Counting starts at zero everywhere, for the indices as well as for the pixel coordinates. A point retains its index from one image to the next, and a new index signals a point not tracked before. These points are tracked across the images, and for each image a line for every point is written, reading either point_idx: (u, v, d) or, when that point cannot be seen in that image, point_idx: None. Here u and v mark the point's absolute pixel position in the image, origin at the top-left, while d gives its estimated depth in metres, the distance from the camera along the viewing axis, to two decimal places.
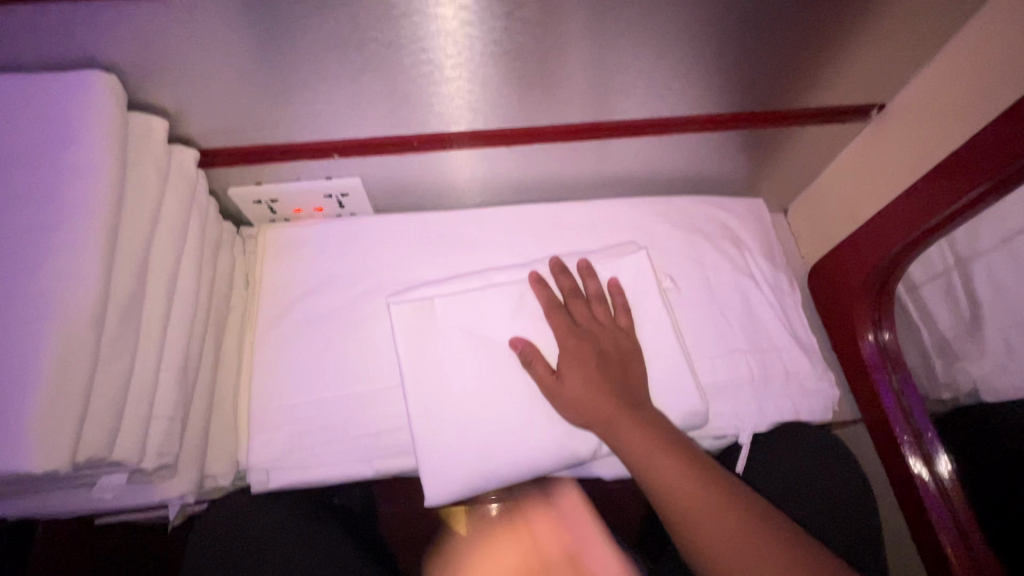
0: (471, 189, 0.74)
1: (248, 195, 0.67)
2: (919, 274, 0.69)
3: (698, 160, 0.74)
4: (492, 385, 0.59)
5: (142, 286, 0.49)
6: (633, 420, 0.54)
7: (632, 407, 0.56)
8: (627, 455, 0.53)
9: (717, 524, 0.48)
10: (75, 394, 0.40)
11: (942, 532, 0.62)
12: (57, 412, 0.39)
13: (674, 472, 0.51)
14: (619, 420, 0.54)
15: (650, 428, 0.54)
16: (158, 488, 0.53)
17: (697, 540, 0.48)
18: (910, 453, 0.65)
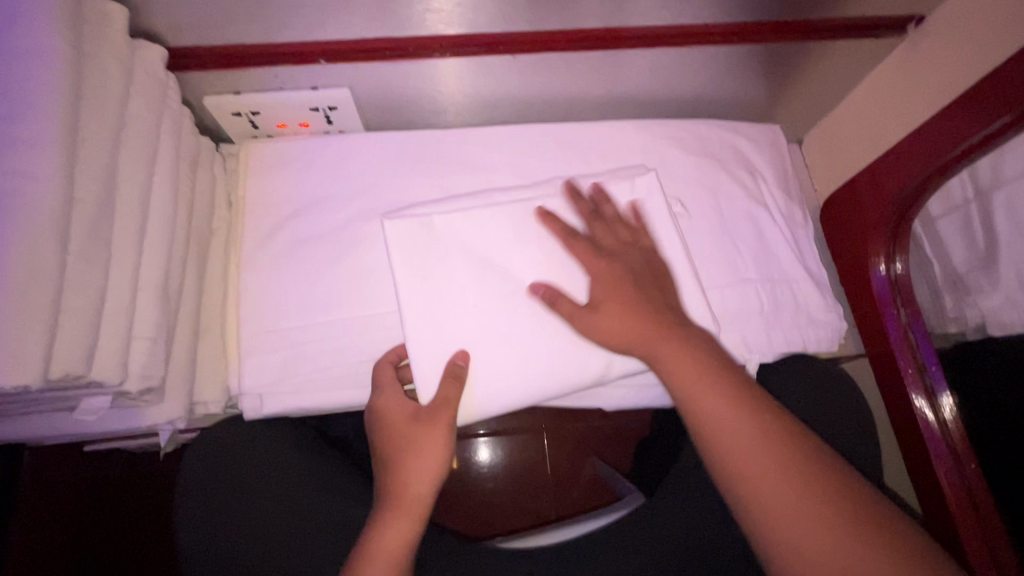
0: (468, 106, 0.68)
1: (225, 106, 0.60)
2: (936, 207, 0.64)
3: (714, 79, 0.69)
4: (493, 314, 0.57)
5: (110, 196, 0.44)
6: (677, 342, 0.52)
7: (645, 316, 0.53)
8: (668, 379, 0.51)
9: (756, 452, 0.47)
10: (43, 307, 0.37)
11: (942, 473, 0.63)
12: (24, 325, 0.36)
13: (700, 391, 0.50)
14: (661, 343, 0.52)
15: (692, 351, 0.52)
16: (145, 412, 0.51)
17: (730, 464, 0.47)
18: (914, 391, 0.66)
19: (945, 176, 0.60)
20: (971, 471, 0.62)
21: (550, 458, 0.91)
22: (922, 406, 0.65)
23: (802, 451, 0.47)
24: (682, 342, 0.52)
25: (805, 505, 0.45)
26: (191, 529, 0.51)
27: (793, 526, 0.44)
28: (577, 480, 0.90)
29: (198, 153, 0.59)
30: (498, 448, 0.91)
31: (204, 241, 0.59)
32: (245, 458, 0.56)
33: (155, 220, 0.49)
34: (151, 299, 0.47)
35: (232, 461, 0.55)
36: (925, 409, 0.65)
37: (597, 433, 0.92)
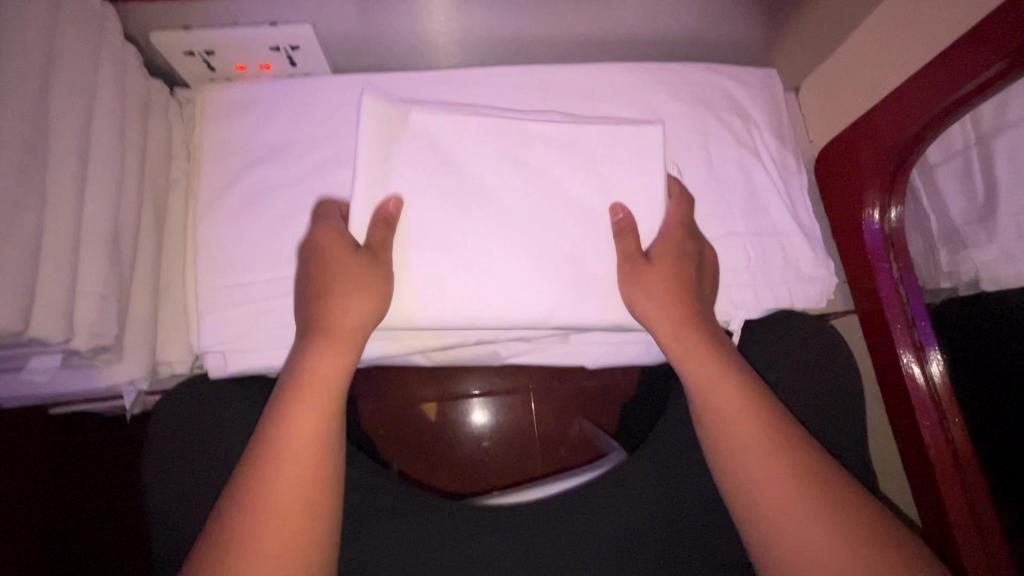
0: (445, 47, 0.63)
1: (175, 44, 0.55)
2: (935, 154, 0.61)
3: (710, 19, 0.64)
4: (471, 269, 0.55)
5: (41, 141, 0.40)
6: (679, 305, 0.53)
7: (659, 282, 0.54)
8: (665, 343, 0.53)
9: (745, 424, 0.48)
10: None
11: (925, 427, 0.64)
12: None
13: (702, 357, 0.51)
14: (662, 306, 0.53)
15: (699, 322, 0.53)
16: (103, 373, 0.49)
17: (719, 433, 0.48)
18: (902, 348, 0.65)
19: (947, 122, 0.57)
20: (954, 426, 0.62)
21: (536, 417, 0.91)
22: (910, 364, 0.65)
23: (783, 417, 0.48)
24: (681, 302, 0.53)
25: (770, 466, 0.45)
26: (160, 500, 0.50)
27: (761, 485, 0.45)
28: (564, 439, 0.90)
29: (147, 98, 0.55)
30: (485, 407, 0.90)
31: (160, 193, 0.55)
32: (200, 419, 0.53)
33: (97, 167, 0.45)
34: (97, 252, 0.44)
35: (187, 423, 0.53)
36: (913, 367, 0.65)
37: (585, 393, 0.91)
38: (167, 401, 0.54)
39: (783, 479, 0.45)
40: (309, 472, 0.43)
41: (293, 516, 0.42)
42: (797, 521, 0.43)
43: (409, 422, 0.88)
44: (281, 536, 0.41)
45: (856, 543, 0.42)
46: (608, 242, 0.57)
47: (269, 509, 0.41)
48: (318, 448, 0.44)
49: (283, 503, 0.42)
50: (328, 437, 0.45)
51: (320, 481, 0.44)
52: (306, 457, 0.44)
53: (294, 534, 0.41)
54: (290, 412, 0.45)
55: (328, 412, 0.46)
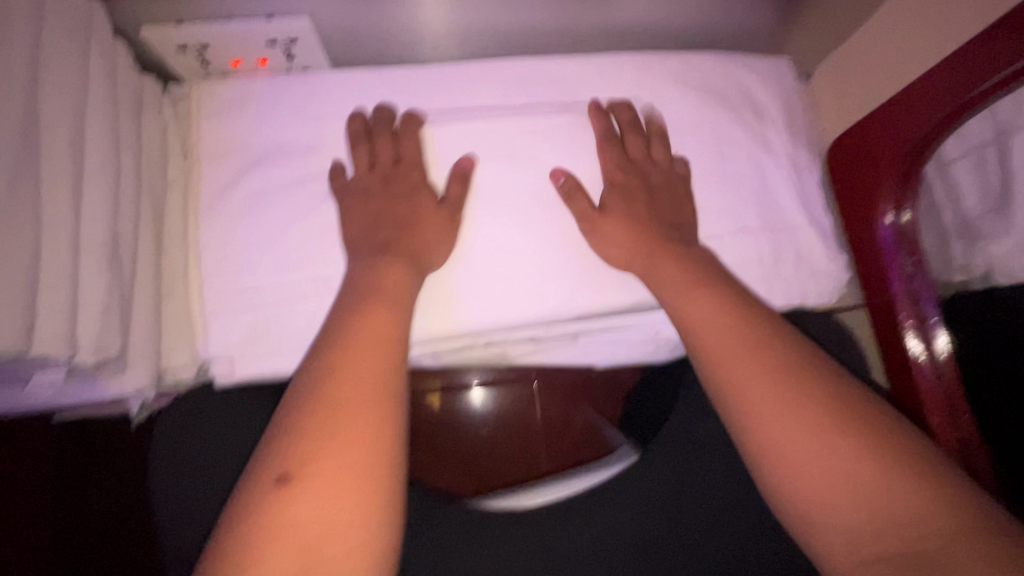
0: (445, 38, 0.60)
1: (167, 39, 0.53)
2: (954, 149, 0.60)
3: (721, 5, 0.61)
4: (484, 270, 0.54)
5: (33, 150, 0.38)
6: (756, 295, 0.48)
7: None
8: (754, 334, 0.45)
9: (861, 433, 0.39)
10: None
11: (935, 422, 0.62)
12: None
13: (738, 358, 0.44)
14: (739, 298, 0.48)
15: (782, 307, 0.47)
16: (110, 383, 0.48)
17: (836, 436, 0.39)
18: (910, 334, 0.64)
19: (966, 117, 0.56)
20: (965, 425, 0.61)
21: None
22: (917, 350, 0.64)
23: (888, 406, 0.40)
24: None
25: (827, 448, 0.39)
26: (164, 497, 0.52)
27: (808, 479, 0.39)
28: None
29: (139, 94, 0.52)
30: None
31: (158, 194, 0.54)
32: (188, 418, 0.54)
33: (93, 175, 0.43)
34: (99, 262, 0.42)
35: (178, 423, 0.54)
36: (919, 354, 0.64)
37: None
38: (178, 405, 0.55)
39: (827, 464, 0.38)
40: (372, 412, 0.38)
41: (357, 459, 0.35)
42: (845, 510, 0.37)
43: None
44: (343, 478, 0.35)
45: (937, 535, 0.34)
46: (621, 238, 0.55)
47: (328, 444, 0.36)
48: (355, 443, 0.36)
49: (346, 440, 0.36)
50: (391, 377, 0.40)
51: (381, 421, 0.38)
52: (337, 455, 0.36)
53: (359, 476, 0.35)
54: (348, 351, 0.40)
55: (387, 353, 0.41)
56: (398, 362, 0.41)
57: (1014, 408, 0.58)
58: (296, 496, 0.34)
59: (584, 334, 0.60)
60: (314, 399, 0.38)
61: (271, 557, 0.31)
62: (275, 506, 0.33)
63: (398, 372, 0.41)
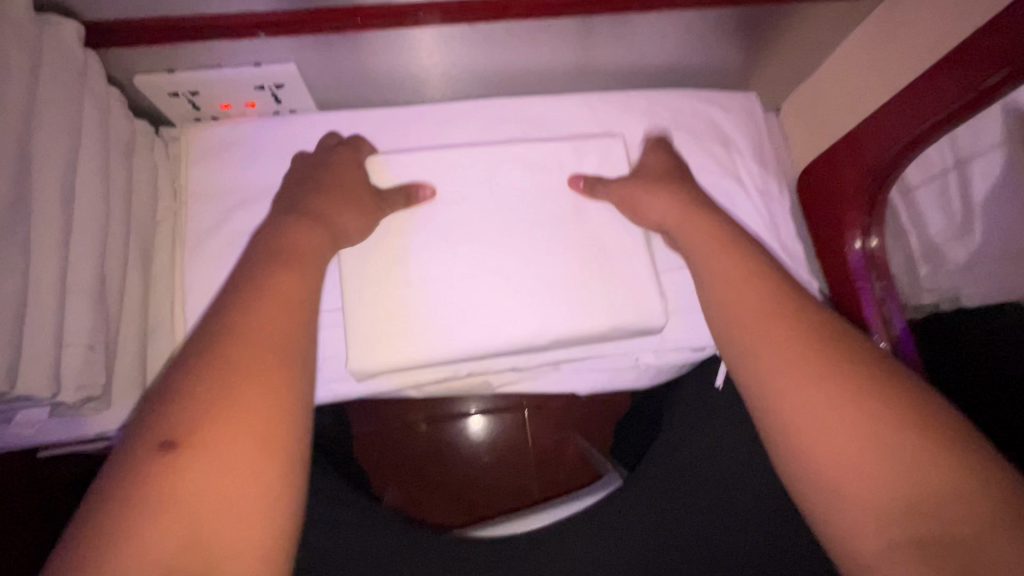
0: (428, 81, 0.63)
1: (159, 85, 0.55)
2: (915, 176, 0.62)
3: (689, 46, 0.65)
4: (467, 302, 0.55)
5: (23, 192, 0.40)
6: None
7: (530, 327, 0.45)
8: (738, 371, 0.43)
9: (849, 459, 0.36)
10: None
11: None
12: None
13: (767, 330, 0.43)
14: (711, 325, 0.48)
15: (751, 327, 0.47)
16: (94, 420, 0.49)
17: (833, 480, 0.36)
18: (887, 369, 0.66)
19: (923, 145, 0.58)
20: None
21: (530, 436, 0.91)
22: None
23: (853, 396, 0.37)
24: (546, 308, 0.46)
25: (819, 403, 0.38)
26: None
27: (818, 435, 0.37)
28: (561, 459, 0.90)
29: (132, 138, 0.55)
30: (480, 432, 0.89)
31: (147, 234, 0.55)
32: None
33: (83, 216, 0.45)
34: (84, 301, 0.43)
35: None
36: None
37: (581, 411, 0.92)
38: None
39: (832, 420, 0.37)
40: (265, 368, 0.36)
41: (255, 410, 0.34)
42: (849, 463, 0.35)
43: (404, 450, 0.87)
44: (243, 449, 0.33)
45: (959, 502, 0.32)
46: (597, 269, 0.57)
47: (217, 410, 0.33)
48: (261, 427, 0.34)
49: (243, 389, 0.35)
50: (291, 348, 0.38)
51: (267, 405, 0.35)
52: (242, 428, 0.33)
53: (241, 463, 0.32)
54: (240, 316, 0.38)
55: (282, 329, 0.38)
56: (305, 318, 0.40)
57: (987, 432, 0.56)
58: (186, 459, 0.31)
59: (565, 362, 0.61)
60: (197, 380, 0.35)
61: (163, 539, 0.29)
62: (157, 496, 0.30)
63: (300, 343, 0.39)
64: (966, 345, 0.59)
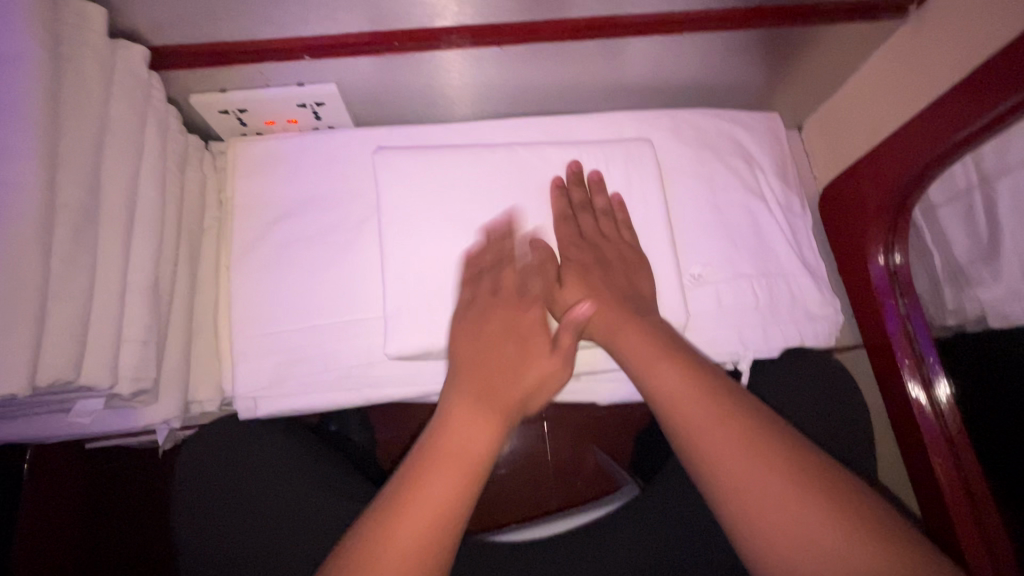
0: (459, 99, 0.67)
1: (211, 104, 0.60)
2: (938, 195, 0.62)
3: (710, 66, 0.67)
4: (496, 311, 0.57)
5: (94, 200, 0.43)
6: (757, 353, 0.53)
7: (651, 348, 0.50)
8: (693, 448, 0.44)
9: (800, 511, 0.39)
10: (32, 304, 0.36)
11: (939, 467, 0.63)
12: (11, 314, 0.35)
13: (696, 408, 0.44)
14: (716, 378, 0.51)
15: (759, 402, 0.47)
16: (141, 413, 0.52)
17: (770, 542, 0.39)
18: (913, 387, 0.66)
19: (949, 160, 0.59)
20: (970, 471, 0.61)
21: (550, 450, 0.92)
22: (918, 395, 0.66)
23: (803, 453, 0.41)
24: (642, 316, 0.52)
25: (742, 456, 0.41)
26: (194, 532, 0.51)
27: (724, 460, 0.41)
28: (580, 470, 0.91)
29: (186, 152, 0.59)
30: (501, 440, 0.91)
31: (196, 239, 0.59)
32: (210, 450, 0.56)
33: (141, 221, 0.49)
34: (140, 299, 0.47)
35: (199, 455, 0.55)
36: (919, 396, 0.66)
37: (601, 422, 0.93)
38: (194, 442, 0.57)
39: (769, 488, 0.40)
40: (473, 427, 0.45)
41: (437, 486, 0.41)
42: (755, 489, 0.40)
43: None
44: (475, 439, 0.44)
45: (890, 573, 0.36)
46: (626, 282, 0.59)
47: (405, 499, 0.41)
48: (446, 514, 0.40)
49: (435, 468, 0.42)
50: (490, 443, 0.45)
51: (442, 505, 0.40)
52: (426, 524, 0.39)
53: (428, 514, 0.40)
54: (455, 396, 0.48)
55: (488, 429, 0.45)
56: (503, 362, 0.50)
57: (1010, 446, 0.57)
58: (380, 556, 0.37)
59: (586, 373, 0.62)
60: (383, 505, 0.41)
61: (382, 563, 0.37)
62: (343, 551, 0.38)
63: (487, 446, 0.45)
64: (996, 366, 0.58)
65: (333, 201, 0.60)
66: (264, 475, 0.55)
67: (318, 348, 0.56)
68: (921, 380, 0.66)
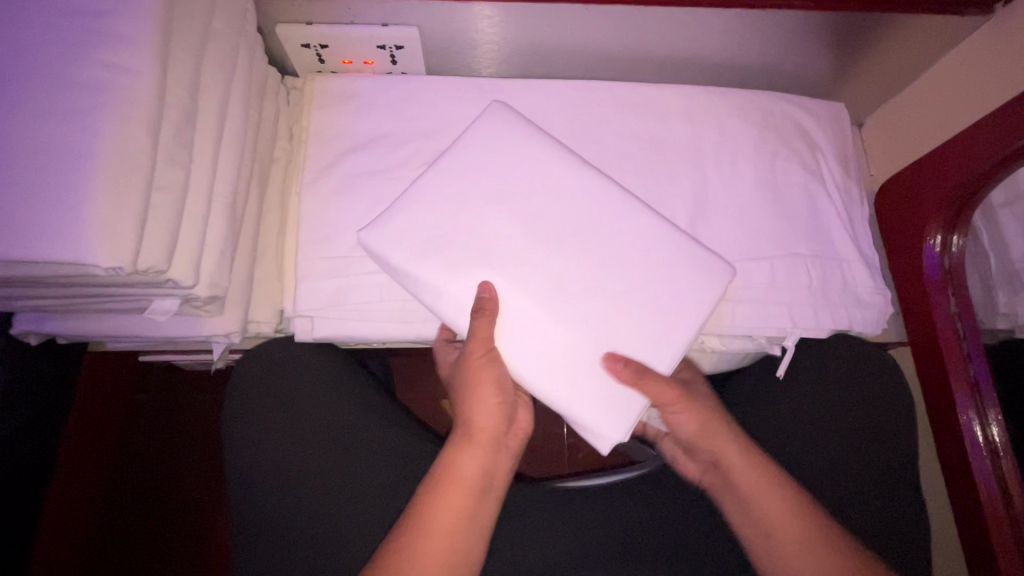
0: (530, 58, 0.68)
1: (294, 36, 0.61)
2: (1000, 196, 0.62)
3: (785, 49, 0.67)
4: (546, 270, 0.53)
5: (194, 103, 0.45)
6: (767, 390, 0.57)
7: (729, 415, 0.57)
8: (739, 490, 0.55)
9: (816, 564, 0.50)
10: (137, 187, 0.38)
11: (983, 482, 0.63)
12: (119, 197, 0.37)
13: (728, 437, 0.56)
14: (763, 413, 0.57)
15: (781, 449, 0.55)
16: (205, 323, 0.53)
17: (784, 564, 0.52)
18: (964, 405, 0.65)
19: (1017, 164, 0.58)
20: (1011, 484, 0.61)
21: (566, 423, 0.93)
22: (974, 423, 0.65)
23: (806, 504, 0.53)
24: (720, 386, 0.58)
25: (748, 467, 0.54)
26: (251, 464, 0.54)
27: (754, 488, 0.53)
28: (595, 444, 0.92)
29: (266, 81, 0.61)
30: None
31: (267, 166, 0.61)
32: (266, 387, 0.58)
33: (229, 135, 0.50)
34: (222, 208, 0.48)
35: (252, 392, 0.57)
36: (976, 425, 0.65)
37: None
38: (247, 357, 0.60)
39: (796, 531, 0.52)
40: (474, 469, 0.51)
41: (451, 512, 0.49)
42: (764, 498, 0.53)
43: None
44: (490, 462, 0.52)
45: None
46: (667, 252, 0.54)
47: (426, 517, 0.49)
48: (461, 527, 0.49)
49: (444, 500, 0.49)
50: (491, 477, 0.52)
51: (454, 532, 0.48)
52: (446, 536, 0.48)
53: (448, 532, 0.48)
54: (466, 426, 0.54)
55: (481, 461, 0.52)
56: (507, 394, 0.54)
57: None
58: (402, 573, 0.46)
59: None
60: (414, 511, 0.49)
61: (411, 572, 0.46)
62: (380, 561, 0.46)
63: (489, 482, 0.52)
64: None
65: (403, 141, 0.61)
66: (311, 413, 0.57)
67: (376, 278, 0.57)
68: (965, 379, 0.66)
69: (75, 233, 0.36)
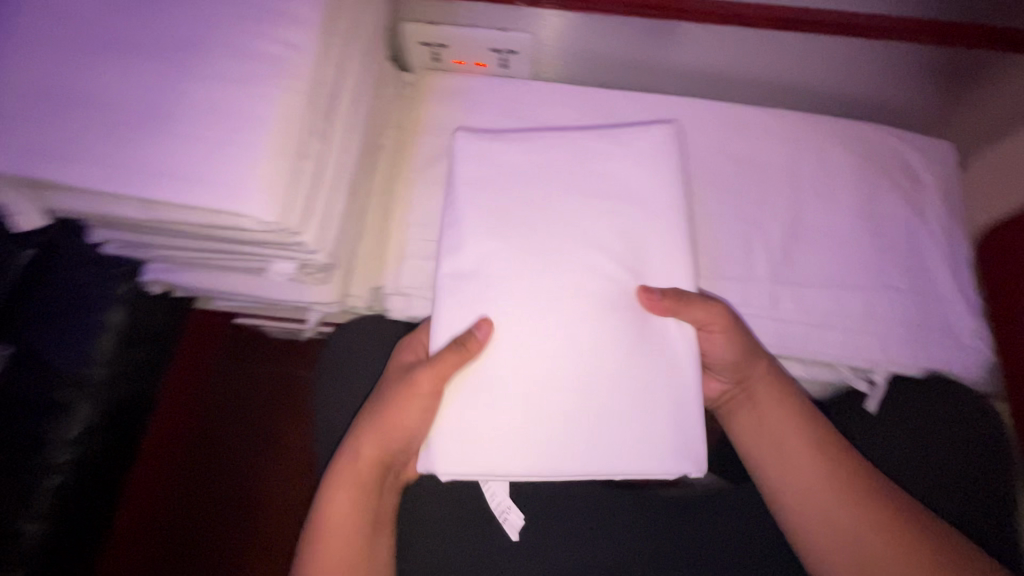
0: (635, 72, 0.69)
1: (417, 34, 0.65)
2: None
3: (895, 83, 0.66)
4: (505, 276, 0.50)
5: (337, 84, 0.48)
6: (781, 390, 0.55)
7: (772, 390, 0.55)
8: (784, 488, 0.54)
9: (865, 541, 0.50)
10: (289, 152, 0.41)
11: None
12: (275, 159, 0.40)
13: (771, 403, 0.55)
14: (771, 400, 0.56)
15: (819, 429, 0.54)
16: (310, 290, 0.56)
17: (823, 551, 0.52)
18: None
19: None
20: None
21: None
22: None
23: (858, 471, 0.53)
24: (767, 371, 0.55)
25: (807, 460, 0.53)
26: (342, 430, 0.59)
27: (788, 478, 0.54)
28: None
29: (385, 73, 0.64)
30: None
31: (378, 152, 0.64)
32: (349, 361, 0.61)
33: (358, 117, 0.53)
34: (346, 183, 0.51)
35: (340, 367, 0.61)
36: None
37: None
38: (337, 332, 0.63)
39: (824, 500, 0.52)
40: (364, 467, 0.52)
41: (347, 502, 0.52)
42: (810, 493, 0.53)
43: None
44: (365, 478, 0.52)
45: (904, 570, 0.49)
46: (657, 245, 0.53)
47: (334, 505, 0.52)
48: (354, 513, 0.52)
49: (345, 488, 0.52)
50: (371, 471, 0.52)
51: (352, 515, 0.52)
52: (344, 521, 0.51)
53: (348, 520, 0.51)
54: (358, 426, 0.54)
55: (373, 463, 0.52)
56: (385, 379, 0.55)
57: None
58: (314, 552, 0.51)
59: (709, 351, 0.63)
60: (331, 482, 0.52)
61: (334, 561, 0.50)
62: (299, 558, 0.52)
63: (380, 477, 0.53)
64: None
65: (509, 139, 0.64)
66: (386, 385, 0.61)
67: None
68: None
69: (233, 187, 0.39)
